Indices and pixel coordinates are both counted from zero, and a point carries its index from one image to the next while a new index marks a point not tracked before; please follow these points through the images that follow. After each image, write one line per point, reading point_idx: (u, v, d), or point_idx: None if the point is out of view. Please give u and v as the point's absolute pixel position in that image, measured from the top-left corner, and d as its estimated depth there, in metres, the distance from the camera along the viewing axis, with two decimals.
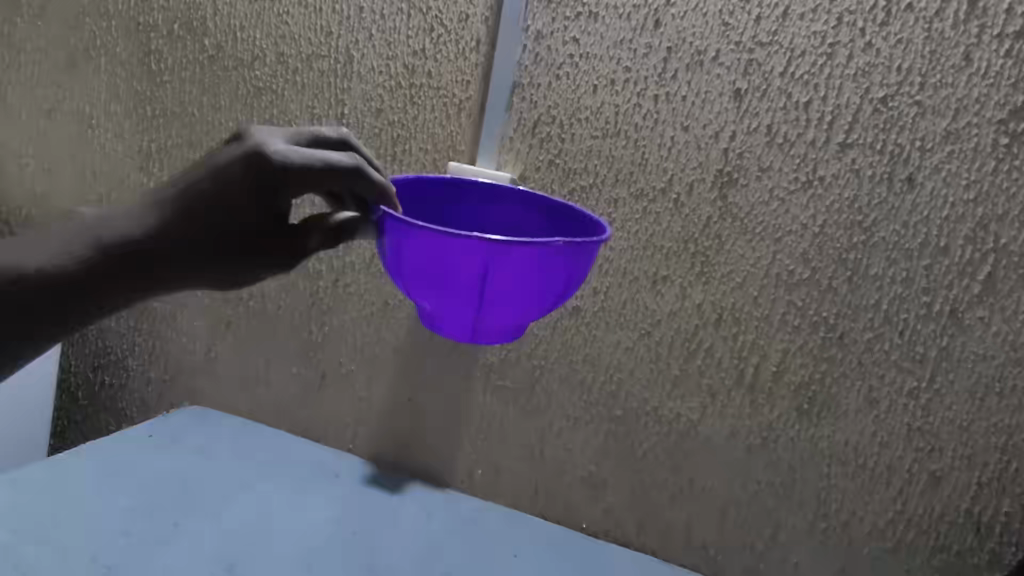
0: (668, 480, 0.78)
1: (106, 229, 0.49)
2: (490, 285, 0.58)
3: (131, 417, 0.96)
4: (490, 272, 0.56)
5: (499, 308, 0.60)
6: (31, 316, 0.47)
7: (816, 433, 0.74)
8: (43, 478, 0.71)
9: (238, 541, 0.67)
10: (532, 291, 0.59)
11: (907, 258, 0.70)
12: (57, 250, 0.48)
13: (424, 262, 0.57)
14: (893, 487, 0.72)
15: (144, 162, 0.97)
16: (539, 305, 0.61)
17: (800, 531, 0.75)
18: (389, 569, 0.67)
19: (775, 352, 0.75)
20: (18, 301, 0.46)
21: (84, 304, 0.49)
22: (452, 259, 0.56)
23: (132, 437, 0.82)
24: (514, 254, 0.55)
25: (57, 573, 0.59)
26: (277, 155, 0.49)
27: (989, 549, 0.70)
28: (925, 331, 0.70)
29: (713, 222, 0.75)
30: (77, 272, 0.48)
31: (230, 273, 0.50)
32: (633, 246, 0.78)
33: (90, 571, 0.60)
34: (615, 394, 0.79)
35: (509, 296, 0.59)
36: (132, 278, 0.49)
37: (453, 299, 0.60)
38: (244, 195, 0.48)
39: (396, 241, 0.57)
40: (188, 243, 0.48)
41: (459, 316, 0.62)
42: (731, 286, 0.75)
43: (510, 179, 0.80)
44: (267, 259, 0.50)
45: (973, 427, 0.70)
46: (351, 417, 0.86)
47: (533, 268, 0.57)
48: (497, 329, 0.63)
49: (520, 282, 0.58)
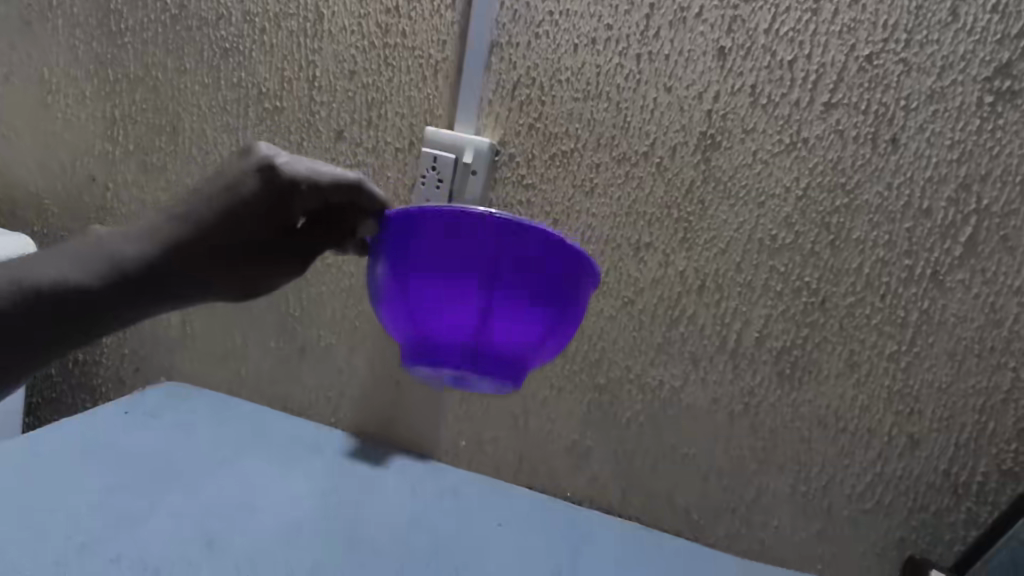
0: (651, 447, 0.78)
1: (126, 243, 0.48)
2: (496, 275, 0.49)
3: (107, 394, 0.94)
4: (494, 266, 0.49)
5: (506, 310, 0.50)
6: (36, 328, 0.43)
7: (798, 397, 0.74)
8: (18, 457, 0.69)
9: (218, 517, 0.66)
10: (539, 282, 0.50)
11: (890, 221, 0.70)
12: (72, 264, 0.46)
13: (426, 259, 0.50)
14: (873, 449, 0.73)
15: (108, 129, 0.92)
16: (549, 306, 0.51)
17: (782, 495, 0.76)
18: (370, 541, 0.66)
19: (757, 318, 0.74)
20: (25, 313, 0.43)
21: (98, 317, 0.46)
22: (454, 244, 0.49)
23: (106, 414, 0.80)
24: (524, 239, 0.49)
25: (29, 549, 0.58)
26: (286, 168, 0.49)
27: (966, 509, 0.71)
28: (907, 294, 0.70)
29: (696, 186, 0.74)
30: (96, 282, 0.46)
31: (244, 279, 0.50)
32: (615, 213, 0.77)
33: (64, 548, 0.59)
34: (598, 362, 0.78)
35: (517, 291, 0.50)
36: (150, 290, 0.48)
37: (449, 304, 0.50)
38: (255, 207, 0.48)
39: (397, 239, 0.51)
40: (203, 253, 0.48)
41: (461, 328, 0.51)
42: (714, 252, 0.74)
43: (489, 145, 0.78)
44: (280, 267, 0.51)
45: (951, 388, 0.71)
46: (333, 390, 0.85)
47: (539, 262, 0.49)
48: (502, 347, 0.52)
49: (527, 268, 0.49)
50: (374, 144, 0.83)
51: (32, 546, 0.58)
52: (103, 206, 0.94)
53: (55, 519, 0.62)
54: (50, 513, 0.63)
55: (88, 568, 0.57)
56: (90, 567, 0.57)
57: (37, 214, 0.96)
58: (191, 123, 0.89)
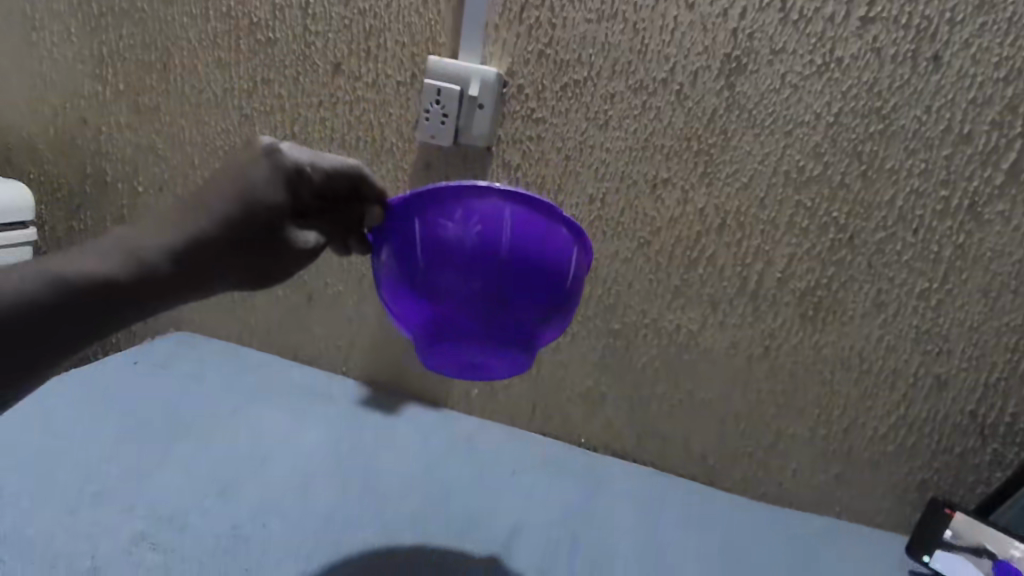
0: (667, 392, 0.76)
1: (145, 237, 0.46)
2: (508, 251, 0.48)
3: (116, 345, 0.93)
4: (498, 249, 0.48)
5: (518, 287, 0.49)
6: (47, 324, 0.42)
7: (821, 340, 0.71)
8: (30, 408, 0.70)
9: (232, 467, 0.67)
10: (549, 257, 0.49)
11: (927, 148, 0.65)
12: (86, 258, 0.44)
13: (435, 239, 0.49)
14: (897, 391, 0.70)
15: (97, 68, 0.87)
16: (560, 283, 0.50)
17: (802, 440, 0.74)
18: (384, 488, 0.67)
19: (780, 258, 0.70)
20: (35, 308, 0.41)
21: (113, 307, 0.44)
22: (463, 221, 0.48)
23: (117, 365, 0.80)
24: (526, 222, 0.48)
25: (46, 501, 0.59)
26: (288, 157, 0.49)
27: (992, 450, 0.69)
28: (941, 229, 0.66)
29: (719, 115, 0.69)
30: (112, 273, 0.44)
31: (261, 270, 0.49)
32: (631, 147, 0.72)
33: (78, 500, 0.60)
34: (613, 306, 0.75)
35: (528, 267, 0.49)
36: (166, 283, 0.46)
37: (455, 288, 0.49)
38: (262, 198, 0.47)
39: (404, 223, 0.50)
40: (215, 248, 0.47)
41: (473, 311, 0.50)
42: (737, 187, 0.70)
43: (497, 75, 0.72)
44: (293, 256, 0.50)
45: (983, 326, 0.67)
46: (341, 339, 0.83)
47: (542, 244, 0.49)
48: (515, 326, 0.50)
49: (538, 241, 0.49)
50: (374, 76, 0.78)
51: (46, 498, 0.59)
52: (97, 150, 0.90)
53: (70, 469, 0.63)
54: (65, 463, 0.64)
55: (103, 518, 0.58)
56: (105, 518, 0.58)
57: (31, 160, 0.92)
58: (182, 59, 0.84)
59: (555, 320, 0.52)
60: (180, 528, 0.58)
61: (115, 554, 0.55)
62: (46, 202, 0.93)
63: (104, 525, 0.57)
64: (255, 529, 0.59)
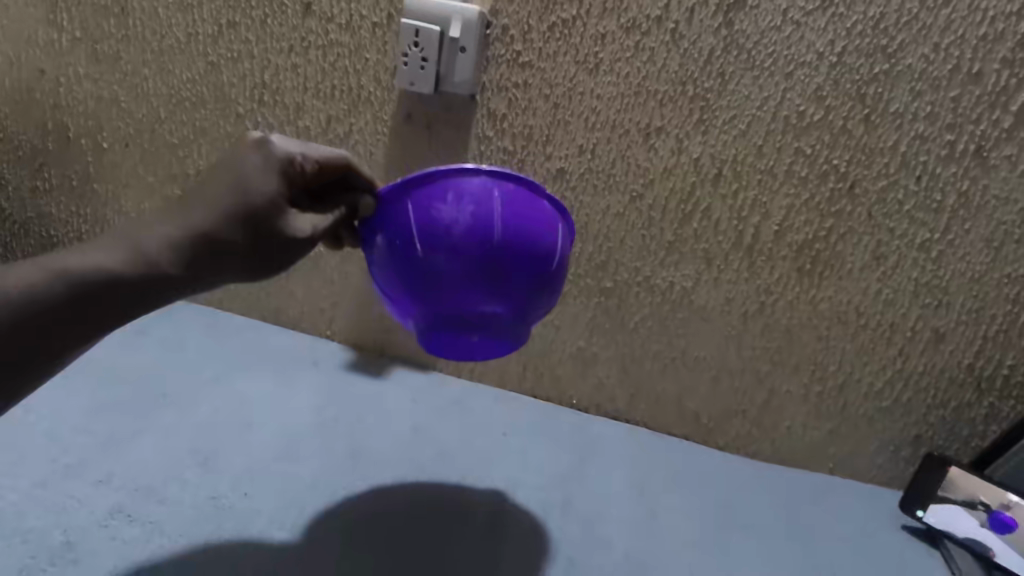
0: (660, 352, 0.74)
1: (150, 231, 0.45)
2: (501, 226, 0.47)
3: None
4: (492, 229, 0.47)
5: (513, 266, 0.48)
6: (55, 322, 0.42)
7: (817, 295, 0.69)
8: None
9: (213, 434, 0.65)
10: (542, 233, 0.48)
11: (933, 90, 0.61)
12: (96, 254, 0.44)
13: (427, 224, 0.47)
14: (894, 346, 0.69)
15: (51, 13, 0.80)
16: (552, 261, 0.49)
17: (796, 397, 0.72)
18: (370, 454, 0.66)
19: (777, 210, 0.68)
20: (41, 303, 0.42)
21: (120, 303, 0.44)
22: (456, 203, 0.47)
23: None
24: (517, 200, 0.48)
25: (18, 476, 0.58)
26: (279, 146, 0.48)
27: (987, 403, 0.69)
28: (945, 175, 0.63)
29: (716, 56, 0.64)
30: (112, 267, 0.44)
31: (260, 259, 0.46)
32: (623, 93, 0.68)
33: (51, 472, 0.59)
34: (604, 264, 0.73)
35: (522, 246, 0.48)
36: (170, 278, 0.45)
37: (450, 273, 0.47)
38: (258, 184, 0.46)
39: (396, 210, 0.49)
40: (217, 237, 0.45)
41: (468, 296, 0.48)
42: (734, 135, 0.66)
43: (479, 14, 0.67)
44: (291, 242, 0.47)
45: (985, 278, 0.65)
46: (324, 302, 0.80)
47: (535, 223, 0.48)
48: (510, 310, 0.49)
49: (529, 218, 0.48)
50: (348, 17, 0.72)
51: (16, 473, 0.58)
52: (56, 104, 0.84)
53: (43, 440, 0.62)
54: (38, 434, 0.62)
55: (77, 492, 0.57)
56: (78, 490, 0.57)
57: None
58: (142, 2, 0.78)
59: (547, 303, 0.51)
60: (159, 500, 0.57)
61: (90, 527, 0.54)
62: (5, 161, 0.87)
63: (78, 498, 0.57)
64: (237, 499, 0.58)
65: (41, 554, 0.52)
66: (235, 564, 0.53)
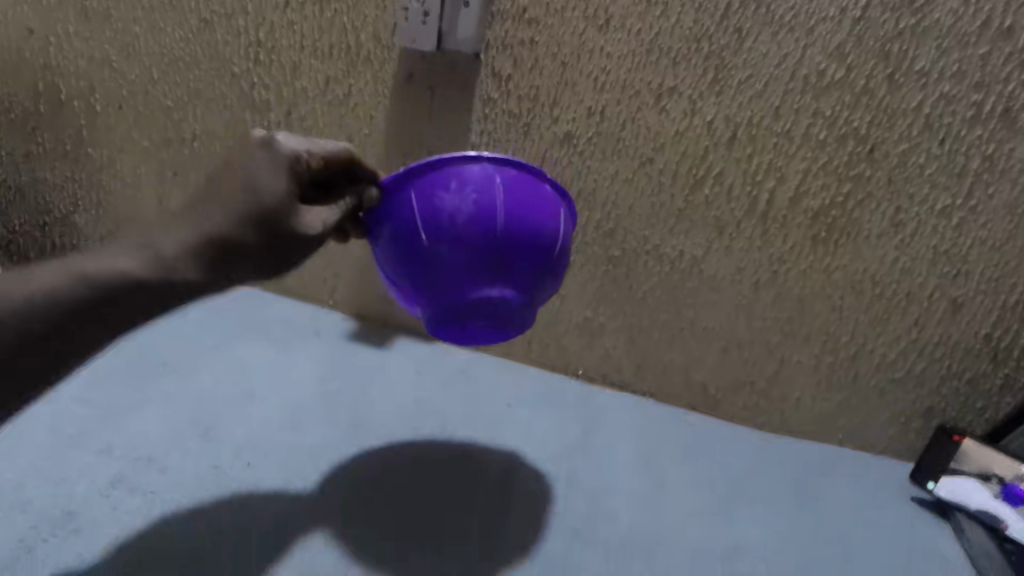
0: (668, 322, 0.73)
1: (164, 236, 0.43)
2: (504, 216, 0.46)
3: None
4: (495, 216, 0.46)
5: (515, 255, 0.46)
6: (77, 326, 0.42)
7: (832, 263, 0.67)
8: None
9: (214, 404, 0.65)
10: (545, 222, 0.47)
11: (961, 47, 0.58)
12: (113, 257, 0.43)
13: (430, 213, 0.46)
14: (909, 316, 0.67)
15: None
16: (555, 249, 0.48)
17: (806, 368, 0.71)
18: (374, 424, 0.65)
19: (793, 175, 0.65)
20: (62, 309, 0.41)
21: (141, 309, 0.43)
22: (458, 191, 0.46)
23: None
24: (520, 189, 0.47)
25: (19, 445, 0.58)
26: (286, 141, 0.45)
27: (1003, 374, 0.67)
28: (970, 138, 0.60)
29: (733, 10, 0.61)
30: (132, 272, 0.42)
31: (276, 261, 0.45)
32: (633, 51, 0.64)
33: (51, 441, 0.59)
34: (613, 232, 0.71)
35: (525, 234, 0.46)
36: (187, 287, 0.43)
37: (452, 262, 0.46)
38: (270, 182, 0.44)
39: (399, 201, 0.48)
40: (231, 236, 0.43)
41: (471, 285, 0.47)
42: (750, 96, 0.63)
43: None
44: (305, 243, 0.45)
45: (1007, 246, 0.63)
46: (326, 270, 0.79)
47: (539, 210, 0.47)
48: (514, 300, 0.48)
49: (531, 207, 0.47)
50: None
51: (17, 441, 0.58)
52: (47, 65, 0.81)
53: (43, 409, 0.61)
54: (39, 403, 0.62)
55: (79, 463, 0.57)
56: (80, 460, 0.57)
57: None
58: None
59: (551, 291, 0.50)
60: (161, 470, 0.57)
61: (92, 497, 0.54)
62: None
63: (79, 468, 0.57)
64: (240, 469, 0.58)
65: (43, 524, 0.52)
66: (239, 535, 0.53)
